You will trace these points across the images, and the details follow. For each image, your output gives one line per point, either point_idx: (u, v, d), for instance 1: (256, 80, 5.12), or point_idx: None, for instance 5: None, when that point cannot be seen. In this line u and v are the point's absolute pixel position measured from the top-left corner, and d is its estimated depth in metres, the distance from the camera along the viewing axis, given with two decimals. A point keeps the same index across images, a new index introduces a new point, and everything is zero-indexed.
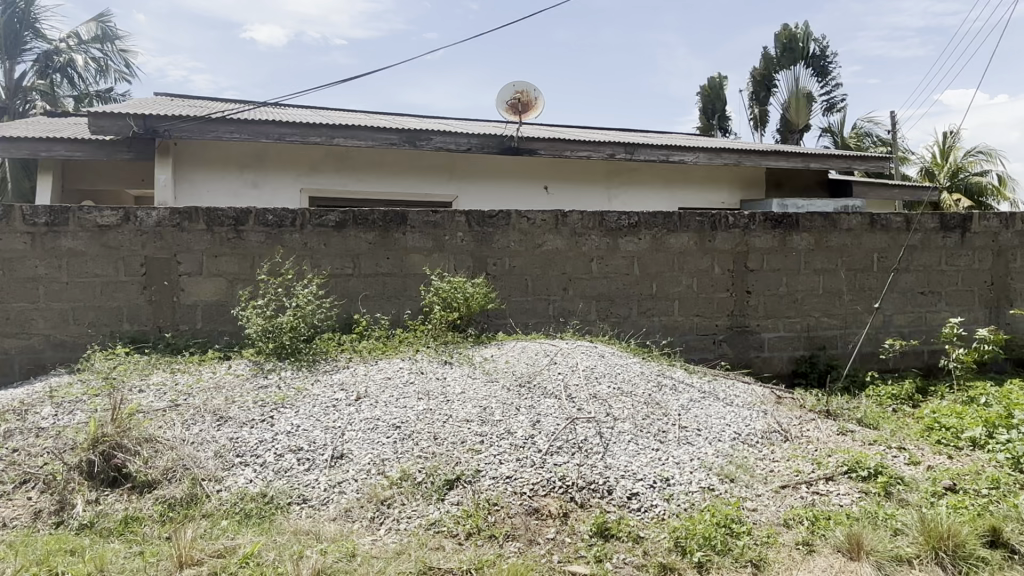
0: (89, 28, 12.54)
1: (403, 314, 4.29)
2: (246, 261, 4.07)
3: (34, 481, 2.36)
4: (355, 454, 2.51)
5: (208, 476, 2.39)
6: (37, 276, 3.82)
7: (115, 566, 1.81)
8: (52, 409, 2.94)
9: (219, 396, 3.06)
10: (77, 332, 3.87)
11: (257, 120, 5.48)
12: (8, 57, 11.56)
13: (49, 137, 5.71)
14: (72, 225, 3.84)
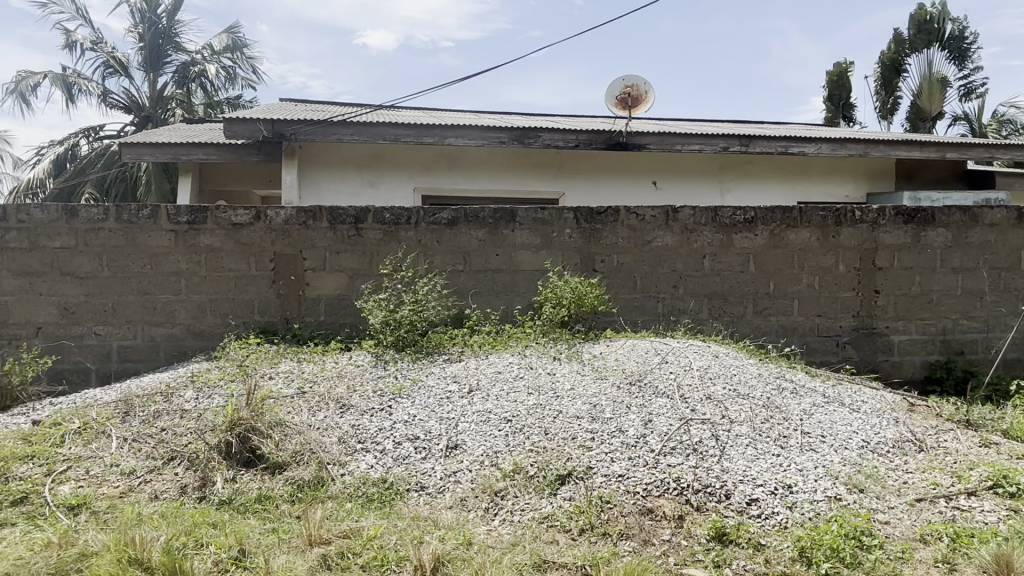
0: (221, 39, 13.48)
1: (513, 310, 4.33)
2: (365, 257, 4.25)
3: (180, 458, 2.57)
4: (469, 445, 2.56)
5: (333, 460, 2.51)
6: (180, 270, 4.15)
7: (253, 541, 1.93)
8: (194, 392, 3.19)
9: (341, 384, 3.22)
10: (215, 322, 4.18)
11: (374, 122, 5.72)
12: (152, 70, 12.64)
13: (190, 142, 6.19)
14: (210, 223, 4.15)
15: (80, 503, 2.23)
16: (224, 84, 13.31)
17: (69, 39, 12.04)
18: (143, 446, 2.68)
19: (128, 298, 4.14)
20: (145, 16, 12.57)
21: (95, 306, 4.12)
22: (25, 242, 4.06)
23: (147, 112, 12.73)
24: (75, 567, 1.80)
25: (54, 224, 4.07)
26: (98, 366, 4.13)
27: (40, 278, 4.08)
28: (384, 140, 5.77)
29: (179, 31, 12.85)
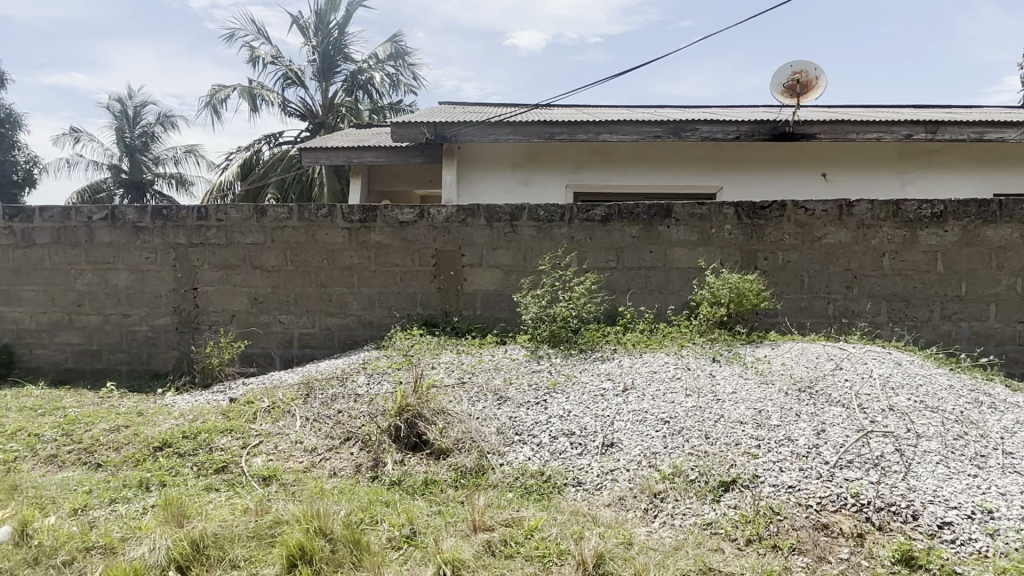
0: (385, 48, 14.31)
1: (668, 308, 4.23)
2: (520, 253, 4.33)
3: (354, 439, 2.76)
4: (626, 444, 2.53)
5: (493, 449, 2.58)
6: (352, 265, 4.46)
7: (422, 522, 2.03)
8: (365, 378, 3.41)
9: (499, 376, 3.31)
10: (382, 314, 4.45)
11: (530, 120, 5.84)
12: (324, 80, 13.64)
13: (360, 145, 6.65)
14: (379, 221, 4.41)
15: (270, 474, 2.46)
16: (387, 90, 14.12)
17: (254, 56, 13.33)
18: (322, 426, 2.91)
19: (308, 290, 4.51)
20: (319, 30, 13.61)
21: (280, 296, 4.53)
22: (223, 239, 4.55)
23: (320, 118, 13.71)
24: (270, 533, 1.97)
25: (246, 222, 4.52)
26: (281, 351, 4.54)
27: (235, 271, 4.55)
28: (539, 138, 5.86)
29: (348, 43, 13.80)
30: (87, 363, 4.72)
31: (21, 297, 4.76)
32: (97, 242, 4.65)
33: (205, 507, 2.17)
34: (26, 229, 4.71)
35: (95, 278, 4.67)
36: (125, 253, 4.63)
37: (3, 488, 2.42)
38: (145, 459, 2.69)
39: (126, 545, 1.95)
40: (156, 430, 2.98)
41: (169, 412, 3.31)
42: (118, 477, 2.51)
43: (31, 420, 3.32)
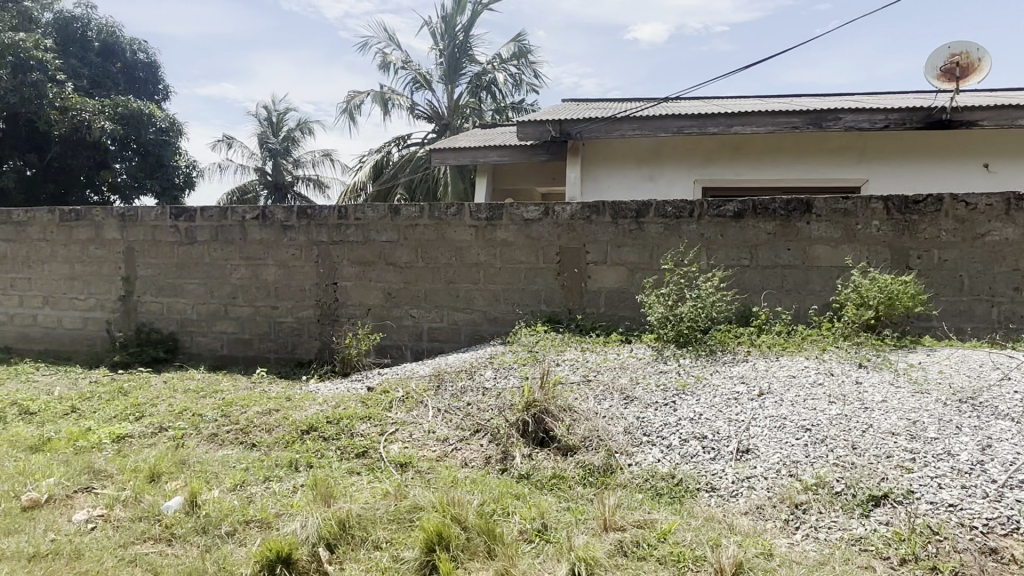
0: (508, 48, 14.52)
1: (807, 310, 4.01)
2: (646, 251, 4.26)
3: (484, 431, 2.82)
4: (763, 451, 2.43)
5: (621, 449, 2.55)
6: (479, 263, 4.56)
7: (553, 517, 2.05)
8: (492, 372, 3.48)
9: (626, 375, 3.27)
10: (507, 310, 4.52)
11: (657, 115, 5.74)
12: (450, 82, 14.04)
13: (486, 145, 6.80)
14: (505, 218, 4.49)
15: (406, 461, 2.57)
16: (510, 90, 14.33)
17: (386, 61, 13.94)
18: (453, 417, 3.00)
19: (436, 286, 4.66)
20: (446, 33, 14.01)
21: (412, 292, 4.71)
22: (360, 237, 4.79)
23: (446, 119, 14.09)
24: (409, 517, 2.06)
25: (381, 220, 4.74)
26: (412, 344, 4.73)
27: (370, 267, 4.79)
28: (667, 133, 5.76)
29: (473, 45, 14.13)
30: (240, 351, 5.14)
31: (185, 290, 5.26)
32: (249, 240, 5.05)
33: (348, 489, 2.30)
34: (191, 228, 5.20)
35: (248, 273, 5.07)
36: (273, 249, 4.98)
37: (174, 461, 2.68)
38: (293, 441, 2.89)
39: (280, 520, 2.10)
40: (302, 414, 3.19)
41: (313, 398, 3.54)
42: (271, 457, 2.71)
43: (195, 401, 3.66)
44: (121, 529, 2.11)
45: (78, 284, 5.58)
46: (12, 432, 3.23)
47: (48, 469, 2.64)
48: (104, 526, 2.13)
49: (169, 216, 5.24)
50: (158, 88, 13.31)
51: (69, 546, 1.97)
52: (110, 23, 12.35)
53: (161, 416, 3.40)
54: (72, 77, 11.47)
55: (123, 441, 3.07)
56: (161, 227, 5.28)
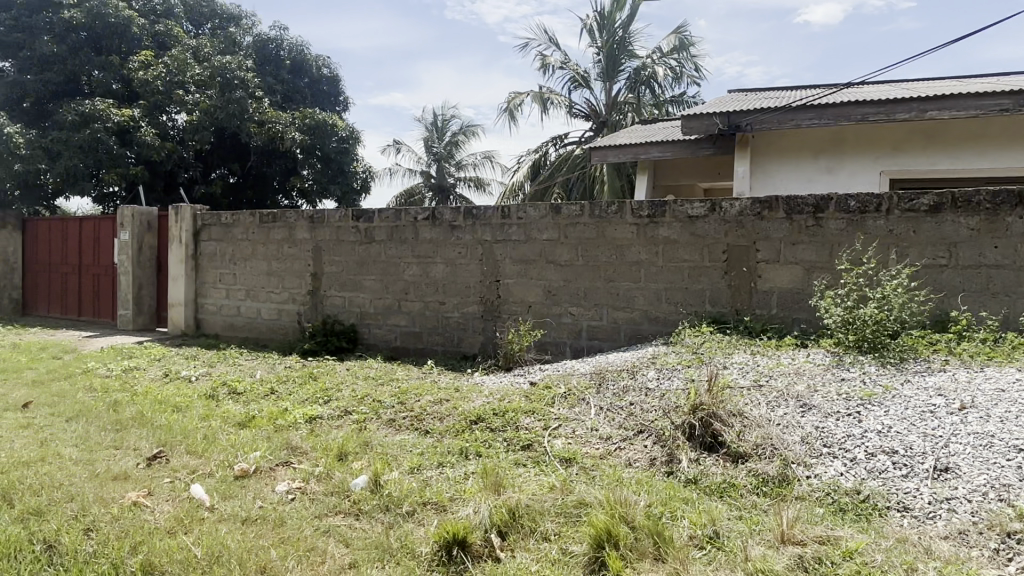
0: (669, 41, 14.13)
1: (1020, 315, 3.56)
2: (823, 248, 3.99)
3: (648, 432, 2.78)
4: (966, 471, 2.19)
5: (797, 460, 2.41)
6: (640, 261, 4.51)
7: (725, 525, 1.98)
8: (655, 373, 3.43)
9: (801, 382, 3.08)
10: (670, 310, 4.42)
11: (838, 102, 5.40)
12: (609, 78, 13.94)
13: (648, 141, 6.76)
14: (668, 216, 4.40)
15: (571, 457, 2.60)
16: (671, 84, 13.98)
17: (545, 62, 14.13)
18: (616, 416, 2.99)
19: (597, 285, 4.67)
20: (605, 30, 13.94)
21: (572, 290, 4.76)
22: (522, 236, 4.91)
23: (604, 117, 14.02)
24: (576, 512, 2.09)
25: (543, 219, 4.83)
26: (572, 341, 4.77)
27: (532, 265, 4.89)
28: (848, 121, 5.40)
29: (632, 40, 13.93)
30: (411, 343, 5.46)
31: (364, 285, 5.68)
32: (420, 239, 5.35)
33: (516, 480, 2.37)
34: (369, 228, 5.61)
35: (419, 270, 5.37)
36: (442, 248, 5.25)
37: (359, 443, 2.91)
38: (463, 431, 3.02)
39: (454, 504, 2.22)
40: (471, 405, 3.34)
41: (480, 390, 3.68)
42: (443, 444, 2.86)
43: (374, 388, 3.95)
44: (317, 501, 2.33)
45: (274, 279, 6.21)
46: (225, 409, 3.67)
47: (255, 443, 2.98)
48: (301, 498, 2.37)
49: (350, 217, 5.69)
50: (340, 100, 14.42)
51: (274, 513, 2.21)
52: (300, 42, 13.62)
53: (346, 400, 3.70)
54: (268, 93, 12.77)
55: (314, 421, 3.39)
56: (344, 227, 5.75)
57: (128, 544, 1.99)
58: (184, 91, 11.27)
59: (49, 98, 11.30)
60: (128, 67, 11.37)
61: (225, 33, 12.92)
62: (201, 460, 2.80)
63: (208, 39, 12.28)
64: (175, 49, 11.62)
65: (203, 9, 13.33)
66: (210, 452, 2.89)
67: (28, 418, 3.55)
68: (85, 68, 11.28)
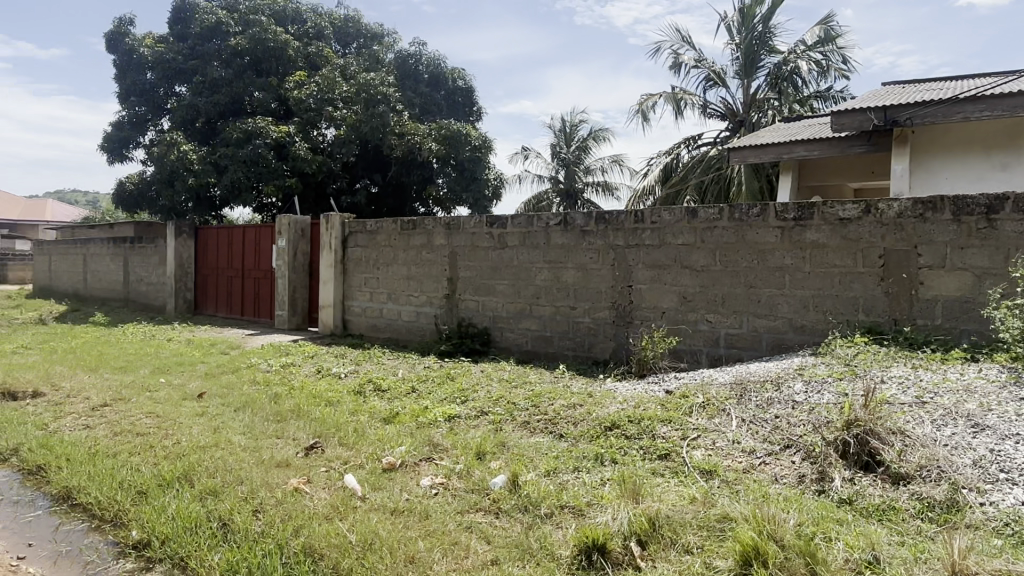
0: (814, 33, 13.45)
1: None
2: (998, 253, 3.62)
3: (796, 447, 2.65)
4: None
5: (969, 485, 2.20)
6: (784, 266, 4.29)
7: (886, 551, 1.84)
8: (802, 385, 3.24)
9: (973, 400, 2.80)
10: (817, 318, 4.18)
11: (1014, 91, 4.92)
12: (747, 76, 13.39)
13: (793, 139, 6.47)
14: (816, 219, 4.16)
15: (711, 469, 2.52)
16: (815, 79, 13.21)
17: (678, 62, 13.79)
18: (759, 429, 2.87)
19: (737, 291, 4.49)
20: (743, 26, 13.39)
21: (709, 296, 4.61)
22: (656, 241, 4.83)
23: (741, 116, 13.49)
24: (720, 526, 2.02)
25: (678, 224, 4.73)
26: (708, 349, 4.62)
27: (666, 270, 4.79)
28: None
29: (772, 35, 13.29)
30: (542, 347, 5.51)
31: (497, 289, 5.81)
32: (552, 244, 5.40)
33: (655, 489, 2.33)
34: (502, 234, 5.74)
35: (550, 275, 5.42)
36: (574, 253, 5.26)
37: (495, 443, 2.99)
38: (598, 436, 3.02)
39: (592, 509, 2.22)
40: (605, 411, 3.32)
41: (614, 397, 3.65)
42: (579, 448, 2.87)
43: (509, 391, 4.03)
44: (459, 497, 2.42)
45: (413, 283, 6.50)
46: (371, 405, 3.89)
47: (400, 438, 3.14)
48: (444, 493, 2.46)
49: (485, 224, 5.85)
50: (473, 110, 14.83)
51: (419, 506, 2.31)
52: (437, 56, 14.17)
53: (482, 401, 3.81)
54: (407, 106, 13.38)
55: (453, 420, 3.51)
56: (479, 234, 5.92)
57: (290, 527, 2.16)
58: (334, 108, 12.02)
59: (218, 118, 12.48)
60: (284, 87, 12.34)
61: (369, 51, 13.70)
62: (352, 452, 2.98)
63: (354, 58, 13.09)
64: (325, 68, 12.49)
65: (349, 30, 14.21)
66: (359, 445, 3.07)
67: (203, 406, 3.95)
68: (248, 89, 12.37)
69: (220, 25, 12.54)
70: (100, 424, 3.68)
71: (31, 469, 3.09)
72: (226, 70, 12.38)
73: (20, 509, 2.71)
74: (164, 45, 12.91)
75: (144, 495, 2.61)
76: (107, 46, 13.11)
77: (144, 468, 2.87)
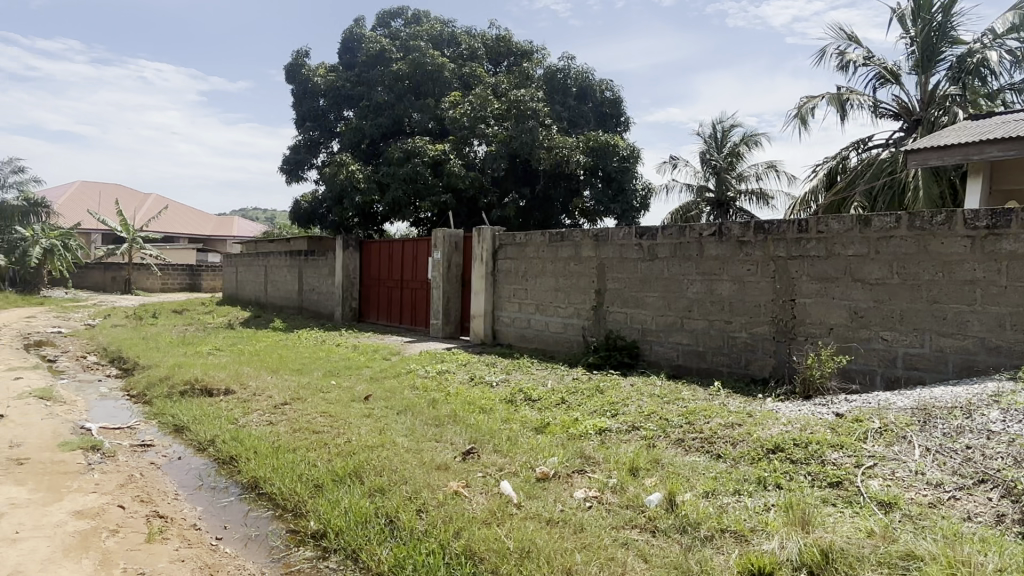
0: (1006, 19, 12.05)
1: None
2: None
3: (992, 483, 2.36)
4: None
5: None
6: (975, 279, 3.87)
7: None
8: (1000, 414, 2.88)
9: None
10: (1015, 338, 3.72)
11: None
12: (925, 71, 12.24)
13: (983, 139, 5.82)
14: (1015, 226, 3.71)
15: (891, 502, 2.31)
16: (1008, 70, 11.82)
17: (844, 61, 12.87)
18: (947, 460, 2.59)
19: (917, 306, 4.10)
20: (920, 17, 12.28)
21: (883, 312, 4.25)
22: (822, 251, 4.53)
23: (918, 115, 12.36)
24: (902, 564, 1.85)
25: (848, 233, 4.41)
26: (883, 370, 4.25)
27: (834, 283, 4.48)
28: None
29: (955, 24, 12.07)
30: (695, 362, 5.33)
31: (647, 302, 5.71)
32: (705, 256, 5.24)
33: (827, 519, 2.18)
34: (652, 245, 5.65)
35: (704, 287, 5.25)
36: (730, 265, 5.06)
37: (649, 459, 2.93)
38: (760, 459, 2.87)
39: (756, 536, 2.11)
40: (767, 432, 3.14)
41: (776, 417, 3.45)
42: (739, 471, 2.74)
43: (661, 406, 3.94)
44: (614, 512, 2.39)
45: (561, 294, 6.55)
46: (523, 413, 3.96)
47: (553, 449, 3.17)
48: (598, 507, 2.45)
49: (634, 235, 5.79)
50: (621, 120, 14.74)
51: (575, 518, 2.32)
52: (586, 69, 14.25)
53: (633, 415, 3.75)
54: (556, 120, 13.55)
55: (604, 433, 3.49)
56: (628, 245, 5.87)
57: (452, 529, 2.25)
58: (487, 124, 12.42)
59: (380, 139, 13.37)
60: (440, 107, 12.98)
61: (520, 68, 14.03)
62: (507, 459, 3.05)
63: (506, 76, 13.49)
64: (478, 88, 12.97)
65: (501, 48, 14.67)
66: (513, 453, 3.14)
67: (369, 408, 4.23)
68: (407, 111, 13.15)
69: (383, 52, 13.48)
70: (282, 420, 4.05)
71: (226, 458, 3.47)
72: (389, 94, 13.21)
73: (217, 495, 3.05)
74: (335, 74, 14.06)
75: (319, 488, 2.84)
76: (287, 77, 14.51)
77: (320, 463, 3.11)
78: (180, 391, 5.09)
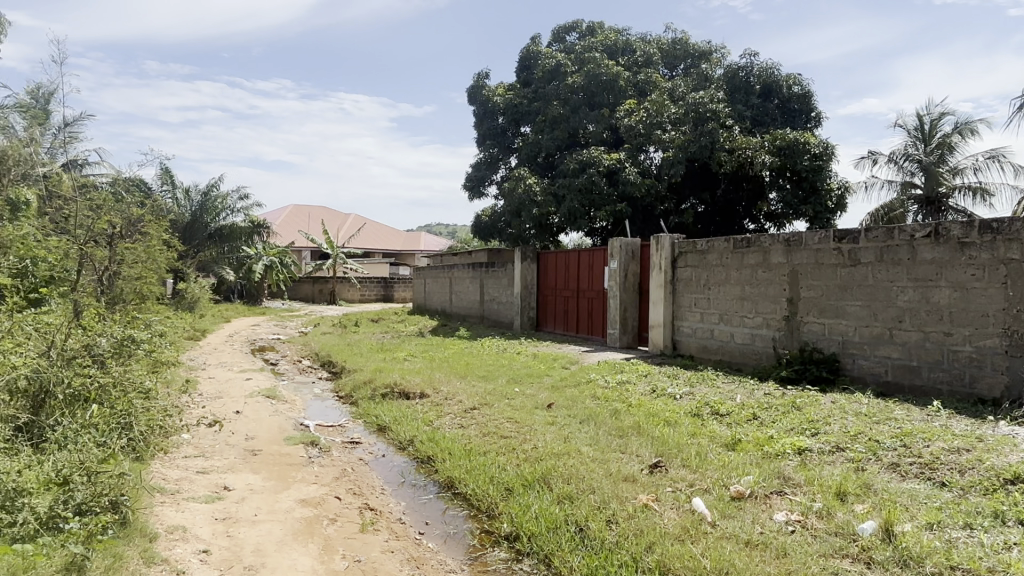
0: None
1: None
2: None
3: None
4: None
5: None
6: None
7: None
8: None
9: None
10: None
11: None
12: None
13: None
14: None
15: None
16: None
17: None
18: None
19: None
20: None
21: None
22: None
23: None
24: None
25: None
26: None
27: None
28: None
29: None
30: (907, 378, 4.82)
31: (849, 312, 5.26)
32: (918, 260, 4.73)
33: None
34: (854, 249, 5.21)
35: (917, 295, 4.74)
36: (949, 269, 4.53)
37: (859, 483, 2.70)
38: (996, 490, 2.53)
39: None
40: (1002, 461, 2.76)
41: (1014, 444, 3.01)
42: (970, 502, 2.43)
43: (869, 426, 3.60)
44: (820, 539, 2.23)
45: (748, 304, 6.24)
46: (711, 428, 3.82)
47: (747, 467, 3.02)
48: (802, 532, 2.30)
49: (832, 238, 5.38)
50: (811, 117, 13.77)
51: (776, 541, 2.19)
52: (770, 65, 13.49)
53: (837, 435, 3.47)
54: (738, 121, 12.94)
55: (803, 453, 3.26)
56: (824, 249, 5.47)
57: (644, 543, 2.22)
58: (663, 130, 12.02)
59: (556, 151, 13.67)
60: (616, 116, 12.90)
61: (697, 70, 13.64)
62: (697, 475, 2.96)
63: (683, 79, 13.16)
64: (655, 94, 12.66)
65: (678, 51, 14.32)
66: (704, 469, 3.03)
67: (553, 416, 4.30)
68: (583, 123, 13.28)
69: (559, 67, 13.75)
70: (472, 424, 4.26)
71: (424, 458, 3.71)
72: (564, 108, 13.42)
73: (418, 492, 3.27)
74: (513, 92, 14.60)
75: (511, 492, 2.94)
76: (469, 99, 15.31)
77: (510, 468, 3.22)
78: (381, 394, 5.53)
